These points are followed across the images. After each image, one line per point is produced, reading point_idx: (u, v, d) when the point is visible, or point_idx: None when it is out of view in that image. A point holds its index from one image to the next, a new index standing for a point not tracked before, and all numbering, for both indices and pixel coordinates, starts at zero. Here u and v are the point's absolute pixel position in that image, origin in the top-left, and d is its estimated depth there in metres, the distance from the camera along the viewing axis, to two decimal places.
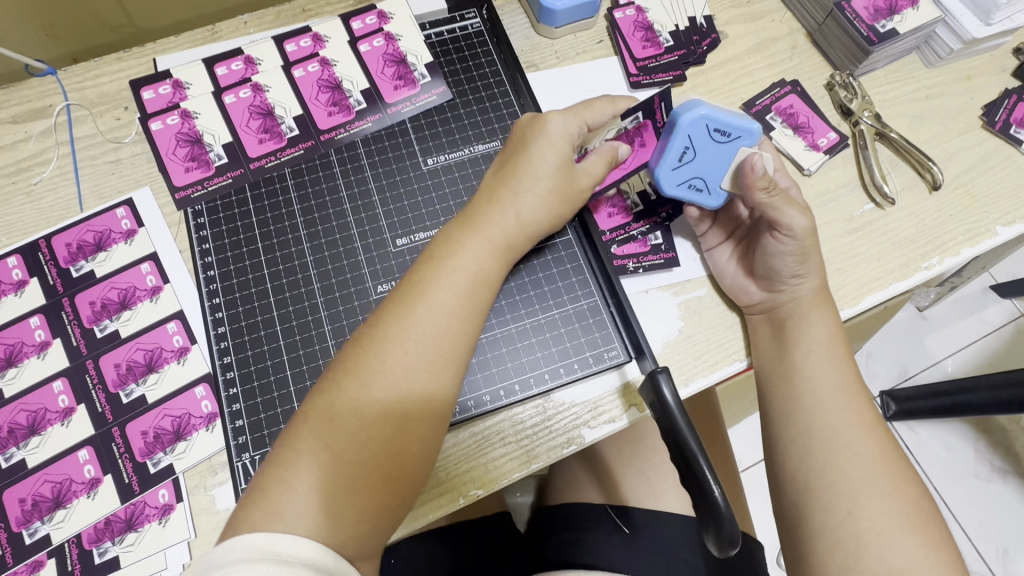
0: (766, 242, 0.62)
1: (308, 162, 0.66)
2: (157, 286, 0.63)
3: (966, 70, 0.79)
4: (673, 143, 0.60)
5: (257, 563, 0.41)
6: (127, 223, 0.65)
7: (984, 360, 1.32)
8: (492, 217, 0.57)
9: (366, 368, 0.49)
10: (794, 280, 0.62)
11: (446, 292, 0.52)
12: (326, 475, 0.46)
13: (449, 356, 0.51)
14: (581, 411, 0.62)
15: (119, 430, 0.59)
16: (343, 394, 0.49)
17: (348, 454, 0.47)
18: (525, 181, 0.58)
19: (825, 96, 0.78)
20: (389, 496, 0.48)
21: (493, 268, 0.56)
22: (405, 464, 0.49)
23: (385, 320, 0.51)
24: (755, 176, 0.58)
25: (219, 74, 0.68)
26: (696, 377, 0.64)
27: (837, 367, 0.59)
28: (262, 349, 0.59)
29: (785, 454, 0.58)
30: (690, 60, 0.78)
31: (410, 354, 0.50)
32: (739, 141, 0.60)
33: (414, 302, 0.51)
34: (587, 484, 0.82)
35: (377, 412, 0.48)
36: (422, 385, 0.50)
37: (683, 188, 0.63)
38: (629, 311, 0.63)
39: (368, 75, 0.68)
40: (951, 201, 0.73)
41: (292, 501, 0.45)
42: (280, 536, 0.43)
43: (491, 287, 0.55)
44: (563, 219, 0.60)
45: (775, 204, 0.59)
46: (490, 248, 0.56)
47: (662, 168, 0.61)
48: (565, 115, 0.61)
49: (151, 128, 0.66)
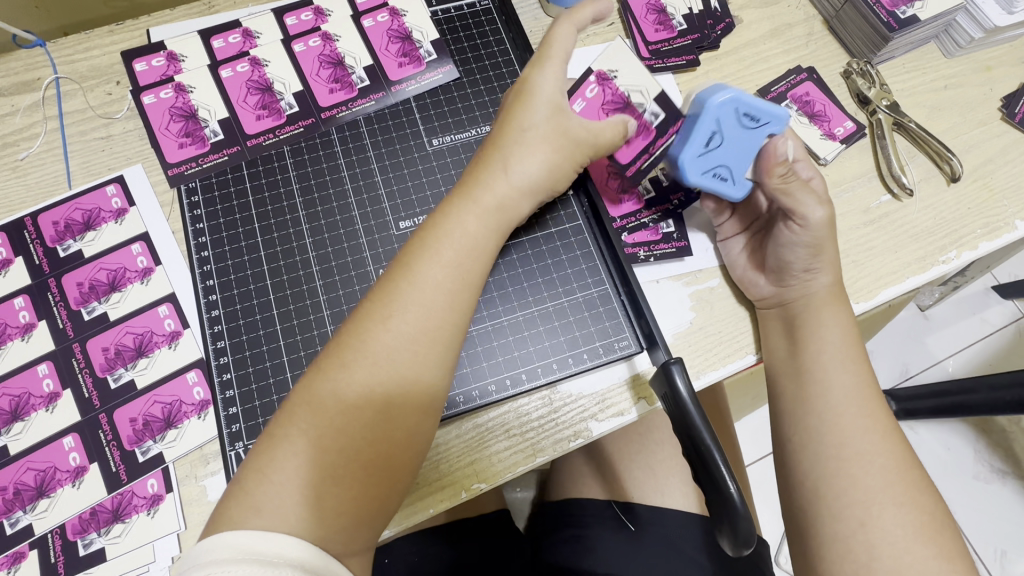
0: (779, 232, 0.60)
1: (308, 140, 0.63)
2: (148, 268, 0.60)
3: (985, 60, 0.77)
4: (700, 128, 0.57)
5: (240, 565, 0.39)
6: (117, 201, 0.62)
7: (987, 360, 1.31)
8: (479, 179, 0.55)
9: (364, 351, 0.47)
10: (805, 274, 0.59)
11: (435, 268, 0.50)
12: (309, 465, 0.44)
13: (436, 333, 0.48)
14: (588, 403, 0.59)
15: (107, 416, 0.56)
16: (340, 379, 0.46)
17: (332, 442, 0.45)
18: (512, 137, 0.56)
19: (842, 84, 0.76)
20: (378, 488, 0.46)
21: (482, 238, 0.53)
22: (392, 453, 0.46)
23: (372, 300, 0.49)
24: (776, 159, 0.58)
25: (216, 47, 0.65)
26: (707, 370, 0.62)
27: (854, 369, 0.57)
28: (258, 334, 0.57)
29: (798, 455, 0.56)
30: (704, 44, 0.75)
31: (393, 332, 0.47)
32: (767, 126, 0.58)
33: (398, 280, 0.49)
34: (589, 478, 0.80)
35: (359, 397, 0.46)
36: (407, 366, 0.47)
37: (708, 176, 0.60)
38: (641, 299, 0.60)
39: (372, 52, 0.65)
40: (969, 194, 0.71)
41: (271, 494, 0.43)
42: (266, 535, 0.41)
43: (482, 260, 0.53)
44: (561, 169, 0.57)
45: (790, 189, 0.57)
46: (483, 218, 0.53)
47: (686, 154, 0.59)
48: (544, 65, 0.58)
49: (144, 103, 0.63)
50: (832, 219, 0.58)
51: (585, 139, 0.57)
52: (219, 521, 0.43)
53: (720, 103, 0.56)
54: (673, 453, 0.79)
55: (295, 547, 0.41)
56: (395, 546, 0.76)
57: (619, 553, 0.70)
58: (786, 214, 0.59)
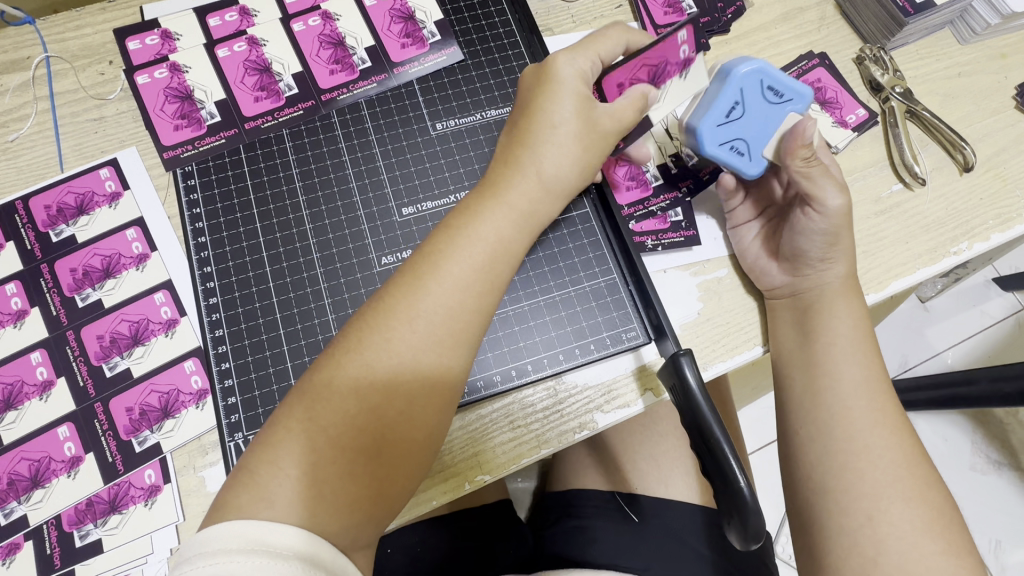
0: (795, 218, 0.59)
1: (308, 123, 0.61)
2: (143, 254, 0.59)
3: (1000, 48, 0.76)
4: (723, 95, 0.57)
5: (247, 556, 0.38)
6: (111, 185, 0.60)
7: (987, 352, 1.31)
8: (511, 182, 0.53)
9: (372, 344, 0.45)
10: (821, 264, 0.58)
11: (463, 268, 0.48)
12: (325, 461, 0.43)
13: (461, 335, 0.48)
14: (594, 395, 0.58)
15: (102, 406, 0.55)
16: (346, 370, 0.45)
17: (351, 438, 0.44)
18: (541, 134, 0.54)
19: (854, 71, 0.74)
20: (392, 487, 0.45)
21: (512, 240, 0.52)
22: (410, 453, 0.46)
23: (395, 292, 0.48)
24: (798, 141, 0.56)
25: (212, 25, 0.63)
26: (715, 361, 0.61)
27: (864, 362, 0.56)
28: (257, 323, 0.55)
29: (807, 448, 0.55)
30: (714, 28, 0.73)
31: (419, 332, 0.46)
32: (789, 103, 0.57)
33: (426, 276, 0.48)
34: (591, 469, 0.79)
35: (381, 394, 0.45)
36: (431, 366, 0.47)
37: (726, 148, 0.58)
38: (649, 289, 0.59)
39: (373, 32, 0.63)
40: (981, 184, 0.70)
41: (284, 487, 0.41)
42: (276, 527, 0.40)
43: (509, 261, 0.52)
44: (590, 169, 0.56)
45: (811, 175, 0.56)
46: (511, 218, 0.52)
47: (706, 121, 0.57)
48: (574, 54, 0.56)
49: (138, 82, 0.61)
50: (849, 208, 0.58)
51: (609, 126, 0.55)
52: (220, 509, 0.41)
53: (745, 71, 0.56)
54: (676, 444, 0.78)
55: (309, 541, 0.40)
56: (397, 536, 0.75)
57: (621, 545, 0.70)
58: (803, 200, 0.58)
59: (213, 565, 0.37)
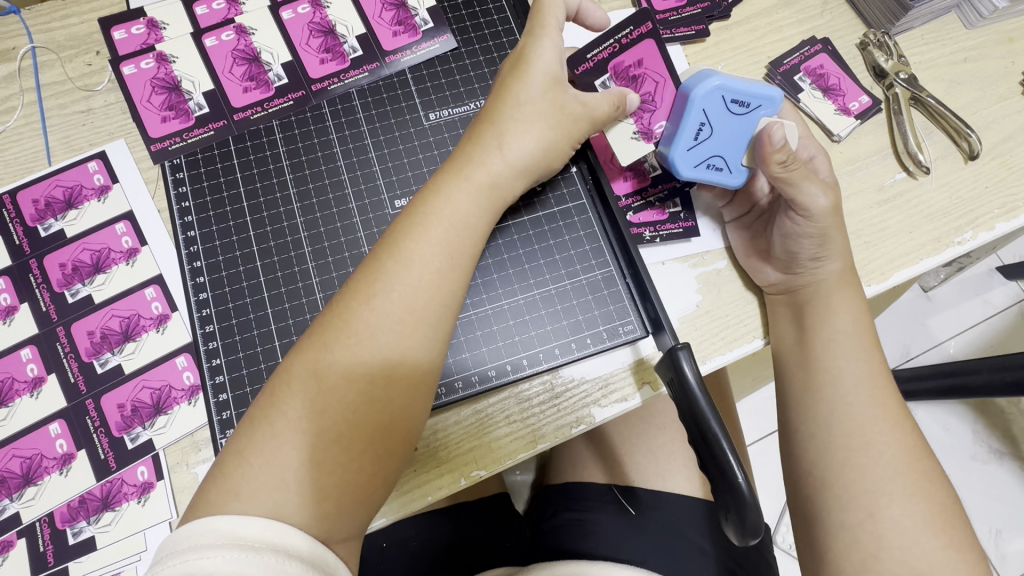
0: (781, 223, 0.58)
1: (298, 114, 0.59)
2: (133, 249, 0.58)
3: (1007, 32, 0.74)
4: (687, 118, 0.57)
5: (219, 550, 0.38)
6: (100, 178, 0.59)
7: (990, 341, 1.30)
8: (471, 157, 0.52)
9: (355, 337, 0.45)
10: (815, 264, 0.57)
11: (423, 247, 0.48)
12: (289, 450, 0.42)
13: (422, 316, 0.47)
14: (591, 388, 0.58)
15: (94, 402, 0.54)
16: (330, 361, 0.45)
17: (311, 423, 0.43)
18: (507, 111, 0.53)
19: (857, 56, 0.73)
20: (358, 474, 0.44)
21: (474, 217, 0.51)
22: (372, 437, 0.44)
23: (358, 278, 0.48)
24: (773, 147, 0.54)
25: (199, 13, 0.60)
26: (714, 355, 0.60)
27: (863, 357, 0.55)
28: (248, 318, 0.54)
29: (807, 442, 0.55)
30: (715, 13, 0.72)
31: (377, 312, 0.46)
32: (758, 110, 0.57)
33: (386, 257, 0.48)
34: (591, 464, 0.78)
35: (339, 377, 0.44)
36: (393, 346, 0.46)
37: (703, 168, 0.59)
38: (647, 281, 0.58)
39: (365, 20, 0.61)
40: (987, 172, 0.69)
41: (250, 480, 0.41)
42: (248, 520, 0.39)
43: (471, 239, 0.51)
44: (558, 147, 0.54)
45: (792, 180, 0.54)
46: (474, 194, 0.51)
47: (677, 148, 0.58)
48: (543, 36, 0.55)
49: (124, 73, 0.59)
50: (837, 207, 0.56)
51: (581, 112, 0.55)
52: (196, 508, 0.41)
53: (704, 92, 0.56)
54: (674, 438, 0.78)
55: (291, 535, 0.40)
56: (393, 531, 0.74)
57: (616, 538, 0.69)
58: (788, 205, 0.57)
59: (183, 561, 0.37)
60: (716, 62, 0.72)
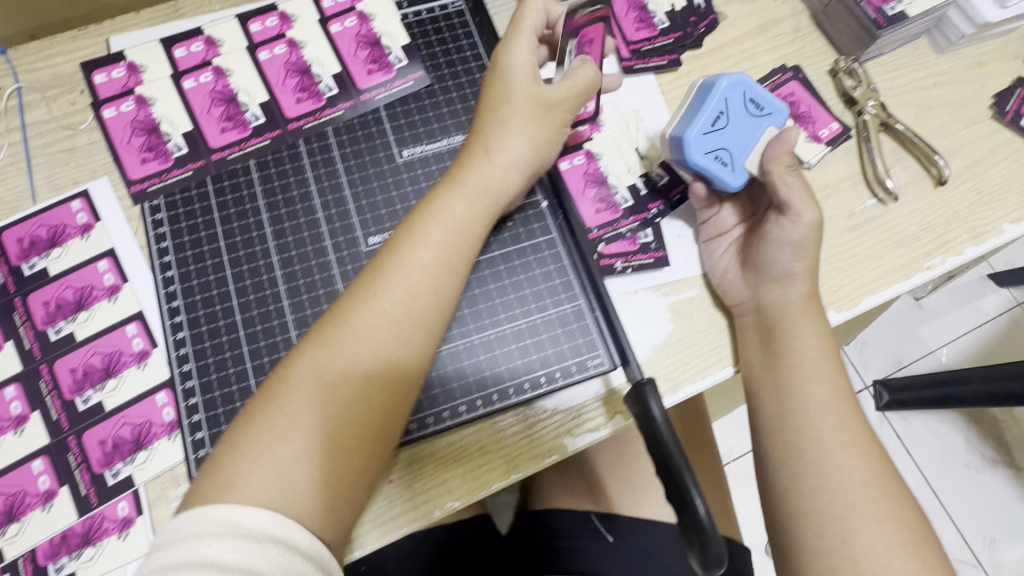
0: (770, 227, 0.59)
1: (275, 153, 0.60)
2: (115, 286, 0.60)
3: (977, 56, 0.75)
4: (707, 105, 0.61)
5: (223, 538, 0.39)
6: (83, 217, 0.61)
7: (979, 350, 1.31)
8: (466, 164, 0.55)
9: (354, 337, 0.48)
10: (784, 279, 0.59)
11: (422, 252, 0.51)
12: (289, 443, 0.44)
13: (418, 313, 0.50)
14: (564, 419, 0.59)
15: (76, 439, 0.55)
16: (329, 362, 0.47)
17: (314, 416, 0.45)
18: (495, 115, 0.56)
19: (828, 82, 0.74)
20: (354, 467, 0.46)
21: (467, 221, 0.53)
22: (368, 432, 0.47)
23: (357, 282, 0.50)
24: (778, 149, 0.59)
25: (178, 56, 0.62)
26: (685, 383, 0.61)
27: (831, 383, 0.56)
28: (224, 357, 0.56)
29: (774, 468, 0.56)
30: (687, 43, 0.74)
31: (376, 314, 0.48)
32: (768, 118, 0.61)
33: (386, 260, 0.50)
34: (573, 487, 0.80)
35: (338, 377, 0.47)
36: (392, 342, 0.48)
37: (710, 157, 0.60)
38: (616, 321, 0.59)
39: (340, 59, 0.62)
40: (956, 197, 0.70)
41: (250, 471, 0.43)
42: (247, 513, 0.41)
43: (465, 241, 0.53)
44: (546, 140, 0.56)
45: (789, 182, 0.58)
46: (467, 200, 0.54)
47: (692, 128, 0.60)
48: (518, 40, 0.57)
49: (105, 116, 0.61)
50: (821, 228, 0.58)
51: (561, 103, 0.56)
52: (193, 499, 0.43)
53: (726, 84, 0.60)
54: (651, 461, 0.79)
55: (286, 527, 0.42)
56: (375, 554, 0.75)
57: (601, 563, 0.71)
58: (779, 211, 0.59)
59: (184, 548, 0.39)
60: None
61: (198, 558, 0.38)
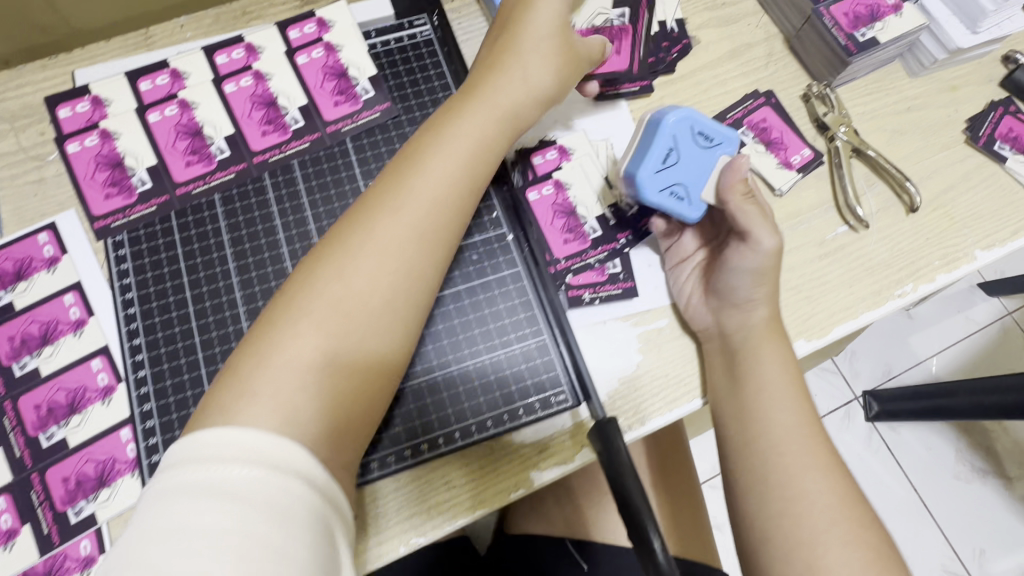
0: (729, 255, 0.59)
1: (240, 187, 0.60)
2: (81, 319, 0.59)
3: (951, 80, 0.75)
4: (657, 143, 0.60)
5: (247, 466, 0.37)
6: (49, 249, 0.60)
7: (968, 362, 1.30)
8: (491, 83, 0.56)
9: (378, 240, 0.48)
10: (746, 305, 0.58)
11: (446, 162, 0.52)
12: (308, 345, 0.44)
13: (439, 223, 0.50)
14: (530, 453, 0.58)
15: (39, 476, 0.55)
16: (350, 268, 0.47)
17: (333, 322, 0.45)
18: (526, 41, 0.57)
19: (801, 108, 0.74)
20: (366, 376, 0.46)
21: (489, 140, 0.55)
22: (384, 342, 0.47)
23: (378, 191, 0.51)
24: (736, 177, 0.59)
25: (143, 89, 0.62)
26: (653, 416, 0.61)
27: (795, 408, 0.55)
28: (185, 396, 0.56)
29: (743, 504, 0.54)
30: (659, 69, 0.73)
31: (401, 220, 0.49)
32: (719, 148, 0.62)
33: (407, 167, 0.51)
34: (549, 512, 0.79)
35: (360, 282, 0.46)
36: (418, 247, 0.49)
37: (666, 194, 0.60)
38: (583, 367, 0.60)
39: (306, 91, 0.62)
40: (928, 223, 0.70)
41: (270, 377, 0.42)
42: (262, 436, 0.39)
43: (486, 158, 0.54)
44: (567, 76, 0.59)
45: (746, 211, 0.58)
46: (491, 118, 0.55)
47: (644, 168, 0.60)
48: None
49: (69, 151, 0.61)
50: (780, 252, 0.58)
51: (583, 48, 0.60)
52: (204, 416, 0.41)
53: (675, 119, 0.60)
54: None
55: (299, 450, 0.39)
56: None
57: None
58: (736, 237, 0.59)
59: (202, 470, 0.36)
60: None
61: (215, 484, 0.35)
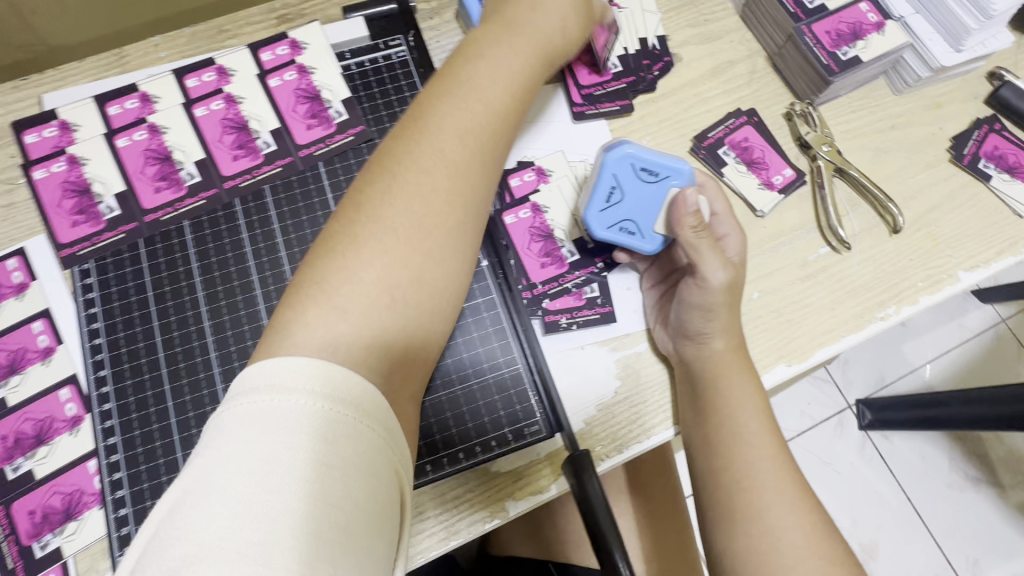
0: (683, 288, 0.58)
1: (210, 213, 0.60)
2: (49, 348, 0.58)
3: (936, 97, 0.74)
4: (600, 182, 0.59)
5: (280, 403, 0.35)
6: (17, 275, 0.59)
7: (961, 371, 1.29)
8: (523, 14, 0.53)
9: (421, 163, 0.45)
10: (699, 338, 0.57)
11: (485, 88, 0.49)
12: (363, 269, 0.41)
13: (481, 151, 0.48)
14: (506, 483, 0.58)
15: (5, 509, 0.54)
16: (397, 190, 0.44)
17: (386, 247, 0.42)
18: None
19: (784, 126, 0.73)
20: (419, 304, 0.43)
21: (523, 71, 0.52)
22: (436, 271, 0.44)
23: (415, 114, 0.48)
24: (686, 210, 0.55)
25: (112, 114, 0.61)
26: (631, 443, 0.60)
27: (760, 437, 0.54)
28: (151, 429, 0.55)
29: (721, 535, 0.52)
30: (639, 87, 0.72)
31: (444, 143, 0.46)
32: (668, 180, 0.59)
33: (443, 91, 0.48)
34: (531, 535, 0.78)
35: (410, 204, 0.44)
36: (463, 174, 0.46)
37: (614, 231, 0.60)
38: (552, 390, 0.59)
39: (278, 114, 0.61)
40: (911, 244, 0.69)
41: (325, 304, 0.40)
42: (305, 363, 0.36)
43: (523, 91, 0.52)
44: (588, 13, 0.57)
45: (698, 246, 0.55)
46: (524, 50, 0.52)
47: (589, 210, 0.60)
48: None
49: (35, 177, 0.59)
50: (734, 285, 0.57)
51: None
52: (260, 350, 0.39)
53: (614, 157, 0.58)
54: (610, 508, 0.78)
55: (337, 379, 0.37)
56: None
57: None
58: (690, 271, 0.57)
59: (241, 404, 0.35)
60: (641, 135, 0.71)
61: (253, 417, 0.34)
